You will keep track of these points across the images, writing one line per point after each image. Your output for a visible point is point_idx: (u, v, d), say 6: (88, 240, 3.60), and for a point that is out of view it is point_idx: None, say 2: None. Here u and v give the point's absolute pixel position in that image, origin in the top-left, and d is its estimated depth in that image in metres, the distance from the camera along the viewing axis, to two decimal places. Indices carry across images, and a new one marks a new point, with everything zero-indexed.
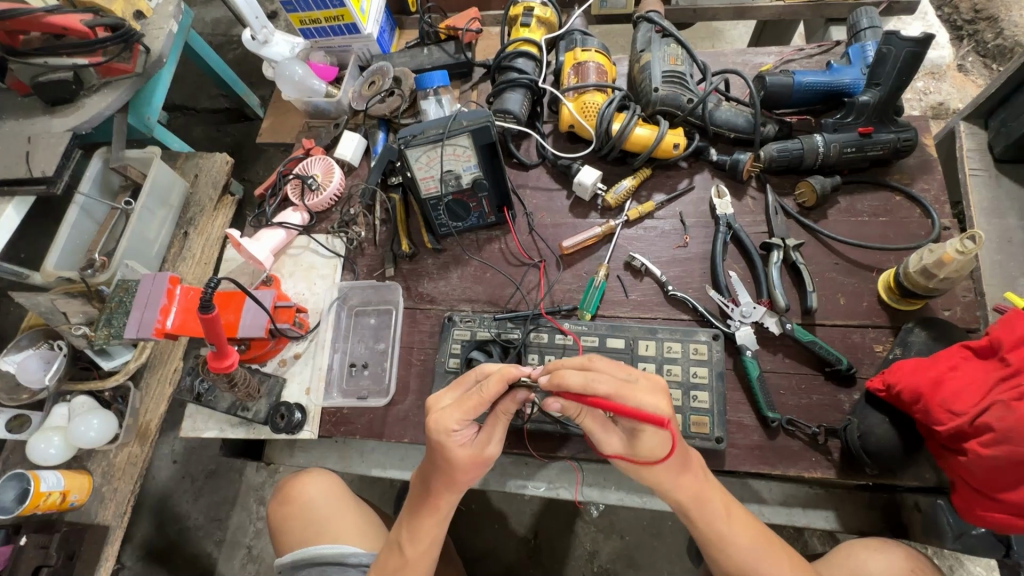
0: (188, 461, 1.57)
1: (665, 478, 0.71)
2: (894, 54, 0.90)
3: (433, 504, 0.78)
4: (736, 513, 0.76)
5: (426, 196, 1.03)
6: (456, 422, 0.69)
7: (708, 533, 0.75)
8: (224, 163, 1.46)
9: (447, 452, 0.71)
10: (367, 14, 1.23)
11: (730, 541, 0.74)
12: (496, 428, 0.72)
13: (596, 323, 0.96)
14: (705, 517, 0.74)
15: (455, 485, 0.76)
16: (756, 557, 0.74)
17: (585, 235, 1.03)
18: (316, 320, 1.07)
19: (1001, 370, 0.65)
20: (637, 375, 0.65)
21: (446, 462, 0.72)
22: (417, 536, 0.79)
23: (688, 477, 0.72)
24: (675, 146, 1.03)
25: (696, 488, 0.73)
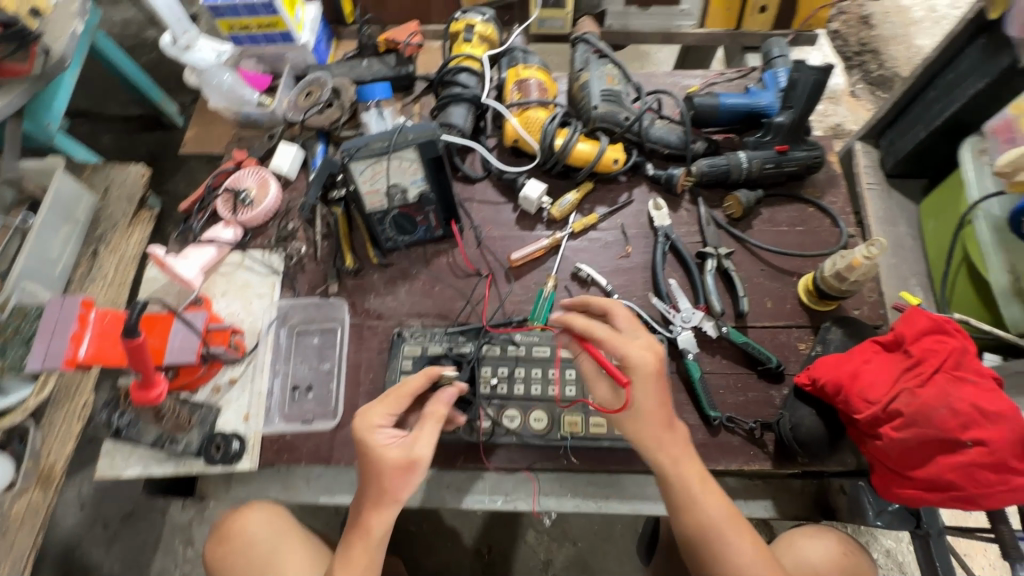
0: (99, 504, 1.41)
1: (646, 434, 0.71)
2: (803, 81, 1.00)
3: (366, 528, 0.72)
4: (714, 497, 0.71)
5: (372, 210, 1.01)
6: (383, 417, 0.76)
7: (693, 516, 0.71)
8: (141, 175, 1.33)
9: (370, 445, 0.74)
10: (302, 23, 1.19)
11: (709, 523, 0.70)
12: (423, 432, 0.75)
13: (547, 334, 0.98)
14: (686, 489, 0.71)
15: (381, 505, 0.72)
16: (734, 543, 0.70)
17: (533, 247, 1.05)
18: (254, 342, 1.01)
19: (905, 361, 0.74)
20: (642, 333, 0.74)
21: (374, 466, 0.73)
22: (348, 564, 0.72)
23: (674, 439, 0.72)
24: (614, 161, 1.08)
25: (676, 453, 0.72)
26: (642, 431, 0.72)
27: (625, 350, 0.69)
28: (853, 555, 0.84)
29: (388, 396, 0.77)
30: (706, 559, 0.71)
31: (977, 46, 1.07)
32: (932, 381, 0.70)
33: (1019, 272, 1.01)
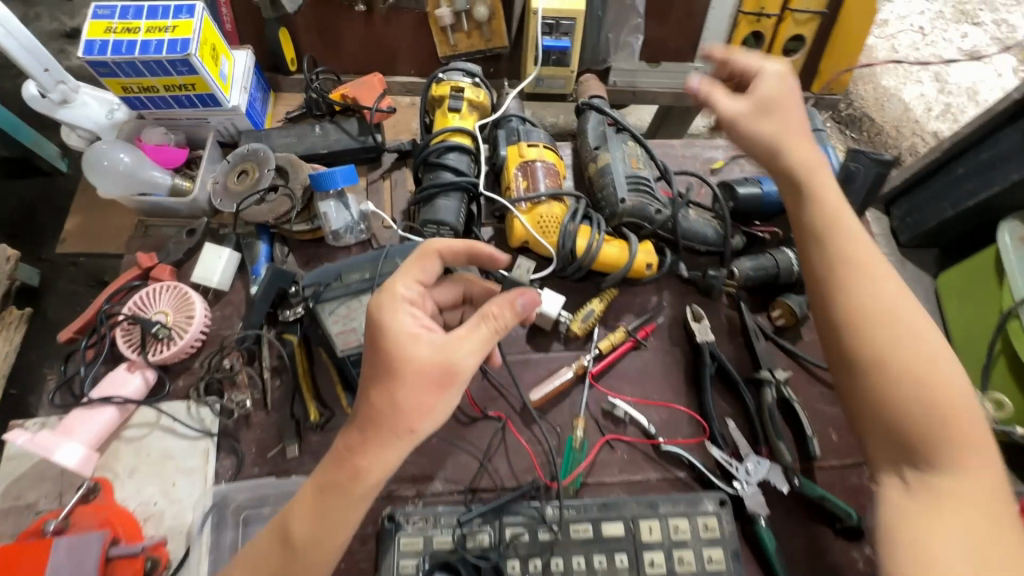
0: None
1: (862, 284, 0.65)
2: (863, 174, 0.86)
3: (286, 535, 0.58)
4: (903, 338, 0.63)
5: (344, 352, 0.74)
6: (411, 293, 0.63)
7: (878, 320, 0.63)
8: None
9: (387, 323, 0.59)
10: (230, 80, 0.89)
11: (878, 341, 0.62)
12: (472, 330, 0.59)
13: (585, 502, 0.77)
14: (845, 292, 0.65)
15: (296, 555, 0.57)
16: (916, 376, 0.60)
17: (556, 382, 0.84)
18: (182, 549, 0.72)
19: None
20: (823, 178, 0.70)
21: (397, 361, 0.57)
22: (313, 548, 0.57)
23: (875, 277, 0.64)
24: (647, 265, 0.88)
25: (886, 292, 0.65)
26: (805, 180, 0.70)
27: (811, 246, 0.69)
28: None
29: (411, 262, 0.66)
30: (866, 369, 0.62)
31: (1021, 126, 1.01)
32: None
33: None
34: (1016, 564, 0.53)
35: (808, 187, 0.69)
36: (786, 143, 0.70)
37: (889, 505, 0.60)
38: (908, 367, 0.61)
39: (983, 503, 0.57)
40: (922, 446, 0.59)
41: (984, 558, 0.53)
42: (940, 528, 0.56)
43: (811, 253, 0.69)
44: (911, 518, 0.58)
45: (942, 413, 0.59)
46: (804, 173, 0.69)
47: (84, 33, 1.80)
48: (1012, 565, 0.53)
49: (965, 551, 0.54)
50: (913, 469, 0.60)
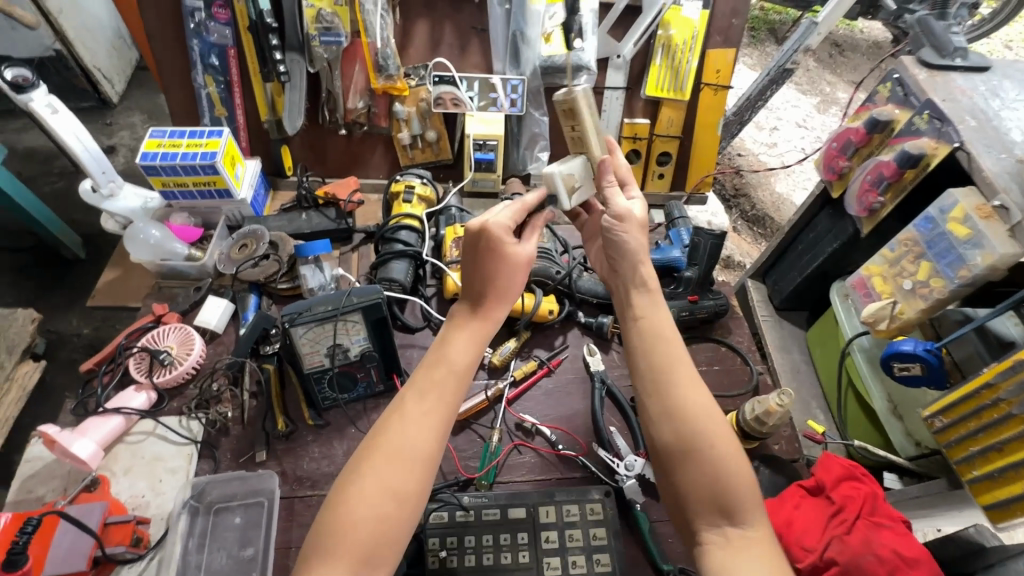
0: None
1: (692, 394, 0.74)
2: (704, 243, 1.19)
3: (450, 363, 0.72)
4: (713, 422, 0.72)
5: (310, 369, 0.98)
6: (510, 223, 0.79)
7: (688, 422, 0.72)
8: (29, 320, 1.36)
9: (509, 248, 0.77)
10: (241, 179, 1.22)
11: (732, 473, 0.70)
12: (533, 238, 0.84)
13: (496, 493, 0.95)
14: (668, 402, 0.74)
15: (462, 373, 0.72)
16: (737, 482, 0.70)
17: (477, 398, 1.05)
18: (161, 531, 0.88)
19: (830, 508, 0.81)
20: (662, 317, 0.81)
21: (509, 264, 0.77)
22: (468, 351, 0.74)
23: (702, 392, 0.75)
24: (550, 312, 1.16)
25: (715, 420, 0.73)
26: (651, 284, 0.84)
27: (679, 376, 0.75)
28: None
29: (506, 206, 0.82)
30: (706, 481, 0.69)
31: (826, 213, 1.33)
32: (856, 528, 0.77)
33: (894, 398, 1.16)
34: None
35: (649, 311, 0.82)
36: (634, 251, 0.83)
37: (712, 560, 0.67)
38: (740, 485, 0.70)
39: (768, 552, 0.67)
40: (730, 502, 0.69)
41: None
42: (737, 574, 0.65)
43: (645, 390, 0.76)
44: (725, 562, 0.66)
45: (733, 472, 0.70)
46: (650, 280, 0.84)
47: (121, 150, 2.23)
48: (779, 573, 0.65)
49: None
50: (729, 524, 0.69)
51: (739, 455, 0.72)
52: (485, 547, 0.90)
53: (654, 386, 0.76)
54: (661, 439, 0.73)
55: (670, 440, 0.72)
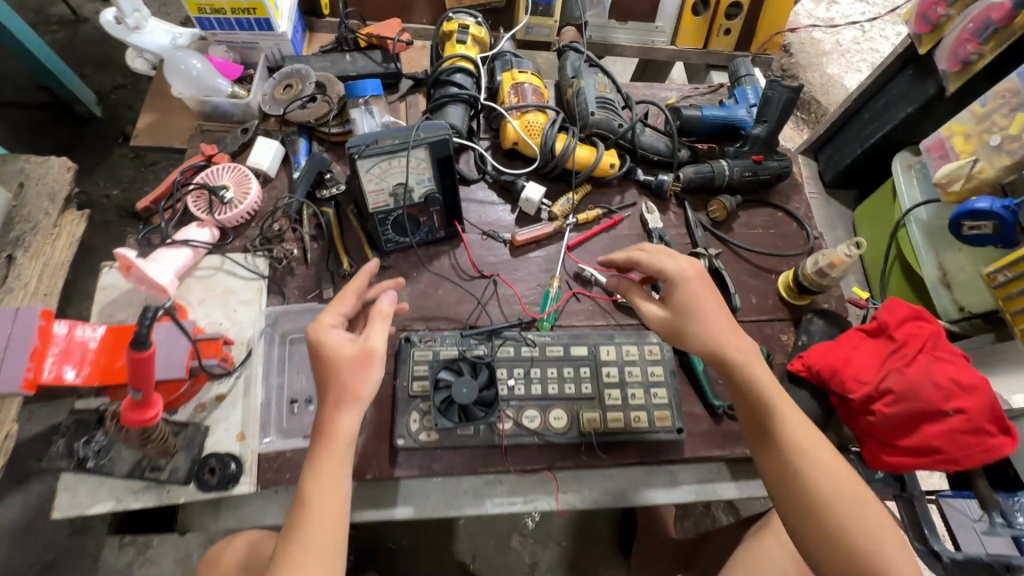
0: (32, 540, 1.36)
1: (781, 415, 0.75)
2: (777, 97, 1.12)
3: (795, 465, 0.72)
4: (810, 440, 0.74)
5: (374, 209, 0.96)
6: (709, 307, 0.79)
7: (800, 487, 0.71)
8: (65, 169, 1.31)
9: (702, 306, 0.79)
10: (280, 10, 1.11)
11: (816, 463, 0.72)
12: (694, 301, 0.79)
13: (557, 333, 0.99)
14: (800, 487, 0.71)
15: (837, 495, 0.70)
16: (838, 485, 0.71)
17: (536, 229, 1.08)
18: (243, 354, 0.92)
19: (890, 345, 0.84)
20: (721, 315, 0.79)
21: (775, 432, 0.74)
22: (784, 480, 0.72)
23: (791, 415, 0.75)
24: (611, 166, 1.13)
25: (801, 425, 0.74)
26: (697, 275, 0.81)
27: (785, 415, 0.75)
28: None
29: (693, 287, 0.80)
30: (813, 513, 0.70)
31: (905, 76, 1.24)
32: (917, 361, 0.81)
33: (947, 267, 1.17)
34: (894, 539, 0.69)
35: (706, 326, 0.78)
36: (701, 334, 0.78)
37: None
38: (834, 490, 0.71)
39: (895, 553, 0.68)
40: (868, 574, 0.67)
41: (880, 529, 0.69)
42: None
43: (772, 469, 0.74)
44: None
45: (848, 486, 0.71)
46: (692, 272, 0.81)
47: None
48: (880, 526, 0.69)
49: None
50: None
51: (836, 478, 0.71)
52: (549, 379, 0.95)
53: (782, 460, 0.73)
54: (781, 498, 0.72)
55: (808, 530, 0.70)
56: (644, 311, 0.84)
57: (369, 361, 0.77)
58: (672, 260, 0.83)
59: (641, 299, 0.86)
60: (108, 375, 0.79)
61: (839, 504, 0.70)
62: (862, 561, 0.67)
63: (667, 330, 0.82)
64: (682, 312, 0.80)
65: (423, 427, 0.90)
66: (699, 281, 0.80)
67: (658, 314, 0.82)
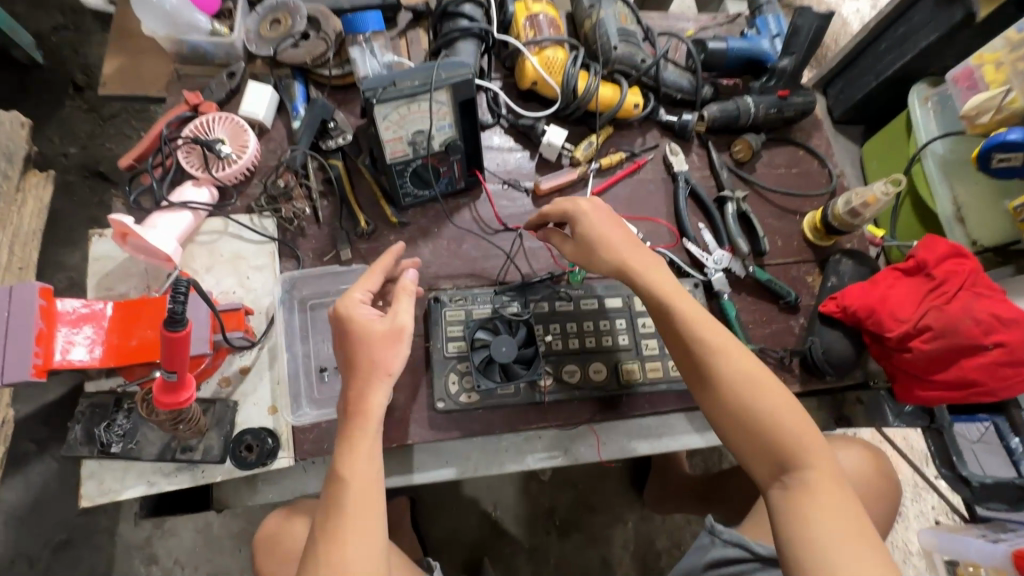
0: (38, 524, 1.31)
1: (684, 319, 0.77)
2: (807, 27, 1.07)
3: (708, 364, 0.74)
4: (733, 351, 0.75)
5: (392, 160, 0.89)
6: (611, 231, 0.82)
7: (721, 391, 0.73)
8: (19, 125, 1.15)
9: (596, 227, 0.82)
10: None
11: (720, 364, 0.74)
12: (596, 225, 0.82)
13: (590, 285, 0.96)
14: (732, 404, 0.72)
15: (755, 393, 0.72)
16: (746, 379, 0.73)
17: (561, 177, 1.02)
18: (264, 324, 0.86)
19: (928, 284, 0.85)
20: (615, 227, 0.82)
21: (680, 333, 0.77)
22: (697, 380, 0.76)
23: (688, 314, 0.77)
24: (635, 106, 1.06)
25: (712, 330, 0.76)
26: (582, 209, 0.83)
27: (688, 321, 0.77)
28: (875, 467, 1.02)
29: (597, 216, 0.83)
30: (720, 401, 0.73)
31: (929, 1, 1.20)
32: (956, 298, 0.82)
33: (960, 202, 1.18)
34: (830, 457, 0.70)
35: (604, 234, 0.82)
36: (608, 266, 0.81)
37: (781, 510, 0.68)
38: (759, 406, 0.71)
39: (809, 448, 0.70)
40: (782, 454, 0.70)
41: (787, 418, 0.71)
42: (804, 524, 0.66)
43: (683, 369, 0.77)
44: (786, 512, 0.68)
45: (761, 385, 0.73)
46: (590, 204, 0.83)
47: None
48: (796, 423, 0.71)
49: (830, 526, 0.65)
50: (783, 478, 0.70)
51: (745, 371, 0.74)
52: (586, 333, 0.93)
53: (690, 360, 0.76)
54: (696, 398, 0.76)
55: (743, 443, 0.72)
56: (561, 248, 0.87)
57: (397, 339, 0.72)
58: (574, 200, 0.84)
59: (560, 239, 0.87)
60: (125, 355, 0.73)
61: (752, 402, 0.72)
62: (769, 436, 0.71)
63: (586, 260, 0.83)
64: (583, 249, 0.83)
65: (463, 389, 0.87)
66: (604, 216, 0.83)
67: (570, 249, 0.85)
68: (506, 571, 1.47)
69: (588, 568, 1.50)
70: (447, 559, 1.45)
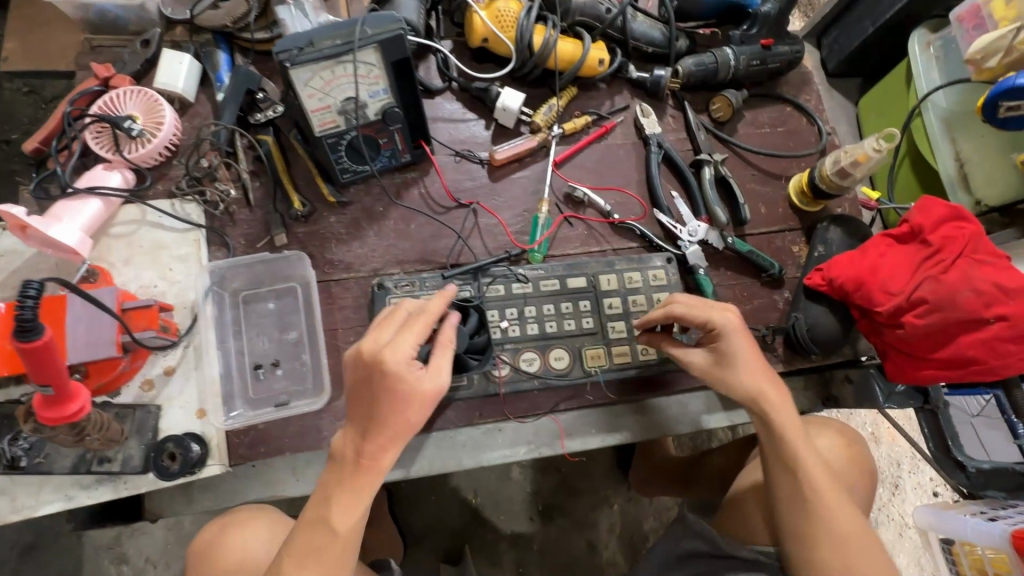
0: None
1: (806, 454, 0.72)
2: None
3: (813, 500, 0.71)
4: (832, 488, 0.72)
5: (321, 133, 0.79)
6: (726, 359, 0.73)
7: (812, 524, 0.71)
8: None
9: (733, 353, 0.73)
10: None
11: (828, 500, 0.71)
12: (723, 344, 0.73)
13: (551, 264, 0.88)
14: (817, 521, 0.71)
15: (854, 531, 0.71)
16: (836, 508, 0.71)
17: (519, 145, 0.92)
18: (188, 319, 0.79)
19: (923, 251, 0.76)
20: (738, 345, 0.72)
21: (788, 466, 0.73)
22: (798, 505, 0.72)
23: (807, 447, 0.73)
24: (600, 62, 0.95)
25: (822, 473, 0.73)
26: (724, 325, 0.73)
27: (800, 451, 0.72)
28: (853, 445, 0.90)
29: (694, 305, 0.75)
30: (805, 529, 0.71)
31: None
32: (955, 266, 0.73)
33: (962, 158, 1.08)
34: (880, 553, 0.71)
35: (726, 367, 0.73)
36: (745, 384, 0.72)
37: None
38: (855, 519, 0.72)
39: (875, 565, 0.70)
40: (841, 560, 0.70)
41: (868, 547, 0.71)
42: None
43: (778, 493, 0.74)
44: None
45: (863, 535, 0.71)
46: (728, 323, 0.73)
47: None
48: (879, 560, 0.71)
49: None
50: None
51: (836, 502, 0.71)
52: (546, 317, 0.85)
53: (790, 478, 0.73)
54: (783, 512, 0.73)
55: (805, 550, 0.71)
56: (685, 361, 0.76)
57: (431, 403, 0.64)
58: (718, 309, 0.74)
59: (678, 347, 0.78)
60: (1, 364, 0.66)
61: (836, 526, 0.71)
62: (859, 543, 0.70)
63: (715, 375, 0.75)
64: (726, 362, 0.73)
65: None
66: (733, 331, 0.73)
67: (698, 359, 0.75)
68: (489, 558, 1.42)
69: (573, 553, 1.46)
70: (428, 548, 1.42)
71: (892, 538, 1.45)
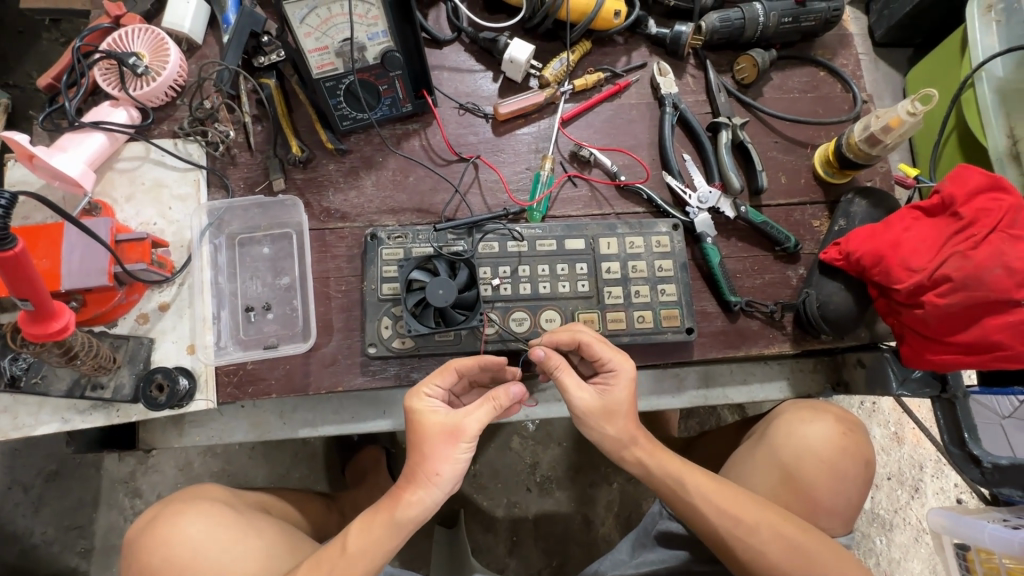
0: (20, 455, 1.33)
1: (698, 487, 0.72)
2: None
3: (733, 528, 0.70)
4: (749, 511, 0.71)
5: (319, 76, 0.78)
6: (609, 394, 0.71)
7: (739, 553, 0.70)
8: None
9: (616, 395, 0.71)
10: None
11: (746, 524, 0.70)
12: (613, 385, 0.71)
13: (550, 225, 0.85)
14: (741, 551, 0.70)
15: (790, 548, 0.69)
16: (756, 534, 0.69)
17: (524, 99, 0.88)
18: (184, 257, 0.80)
19: (954, 225, 0.69)
20: (618, 385, 0.71)
21: (691, 501, 0.72)
22: (717, 539, 0.71)
23: (699, 479, 0.72)
24: (615, 14, 0.90)
25: (729, 501, 0.71)
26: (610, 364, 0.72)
27: (697, 485, 0.72)
28: (852, 432, 0.83)
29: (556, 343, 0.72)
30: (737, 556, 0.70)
31: None
32: (987, 242, 0.66)
33: (1016, 135, 0.98)
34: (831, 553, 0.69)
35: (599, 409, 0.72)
36: (618, 423, 0.72)
37: None
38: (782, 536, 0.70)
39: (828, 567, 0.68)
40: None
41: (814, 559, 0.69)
42: None
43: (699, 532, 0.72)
44: None
45: (805, 550, 0.69)
46: (616, 362, 0.72)
47: None
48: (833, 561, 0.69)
49: None
50: None
51: (755, 526, 0.70)
52: (540, 278, 0.82)
53: (694, 518, 0.72)
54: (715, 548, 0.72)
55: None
56: (574, 395, 0.71)
57: (450, 439, 0.65)
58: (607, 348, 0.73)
59: (570, 377, 0.71)
60: None
61: (765, 547, 0.69)
62: (797, 557, 0.69)
63: (596, 416, 0.71)
64: (605, 405, 0.71)
65: (396, 334, 0.79)
66: (610, 373, 0.72)
67: (586, 403, 0.71)
68: (483, 525, 1.43)
69: (569, 527, 1.44)
70: None
71: (905, 542, 1.38)
